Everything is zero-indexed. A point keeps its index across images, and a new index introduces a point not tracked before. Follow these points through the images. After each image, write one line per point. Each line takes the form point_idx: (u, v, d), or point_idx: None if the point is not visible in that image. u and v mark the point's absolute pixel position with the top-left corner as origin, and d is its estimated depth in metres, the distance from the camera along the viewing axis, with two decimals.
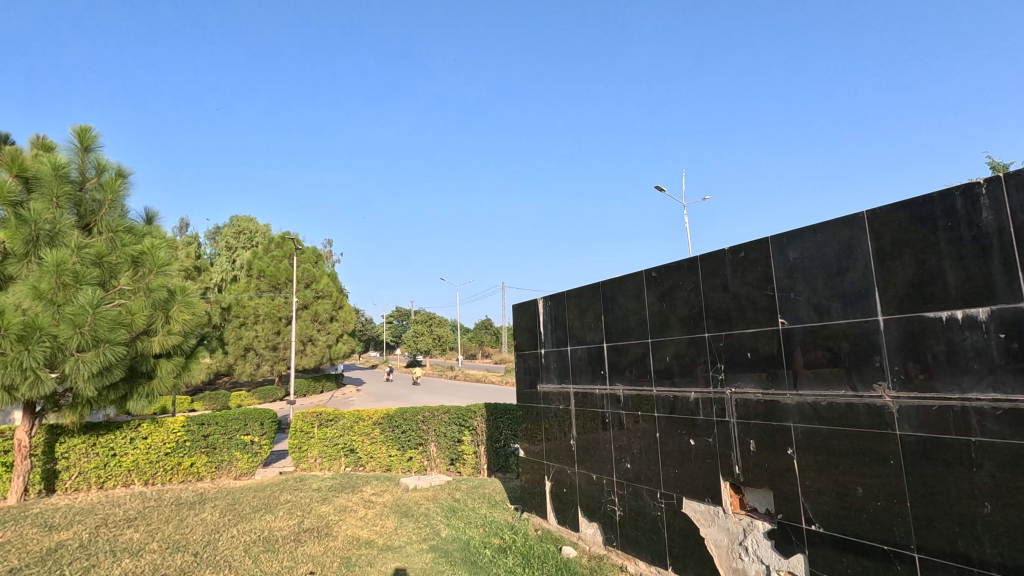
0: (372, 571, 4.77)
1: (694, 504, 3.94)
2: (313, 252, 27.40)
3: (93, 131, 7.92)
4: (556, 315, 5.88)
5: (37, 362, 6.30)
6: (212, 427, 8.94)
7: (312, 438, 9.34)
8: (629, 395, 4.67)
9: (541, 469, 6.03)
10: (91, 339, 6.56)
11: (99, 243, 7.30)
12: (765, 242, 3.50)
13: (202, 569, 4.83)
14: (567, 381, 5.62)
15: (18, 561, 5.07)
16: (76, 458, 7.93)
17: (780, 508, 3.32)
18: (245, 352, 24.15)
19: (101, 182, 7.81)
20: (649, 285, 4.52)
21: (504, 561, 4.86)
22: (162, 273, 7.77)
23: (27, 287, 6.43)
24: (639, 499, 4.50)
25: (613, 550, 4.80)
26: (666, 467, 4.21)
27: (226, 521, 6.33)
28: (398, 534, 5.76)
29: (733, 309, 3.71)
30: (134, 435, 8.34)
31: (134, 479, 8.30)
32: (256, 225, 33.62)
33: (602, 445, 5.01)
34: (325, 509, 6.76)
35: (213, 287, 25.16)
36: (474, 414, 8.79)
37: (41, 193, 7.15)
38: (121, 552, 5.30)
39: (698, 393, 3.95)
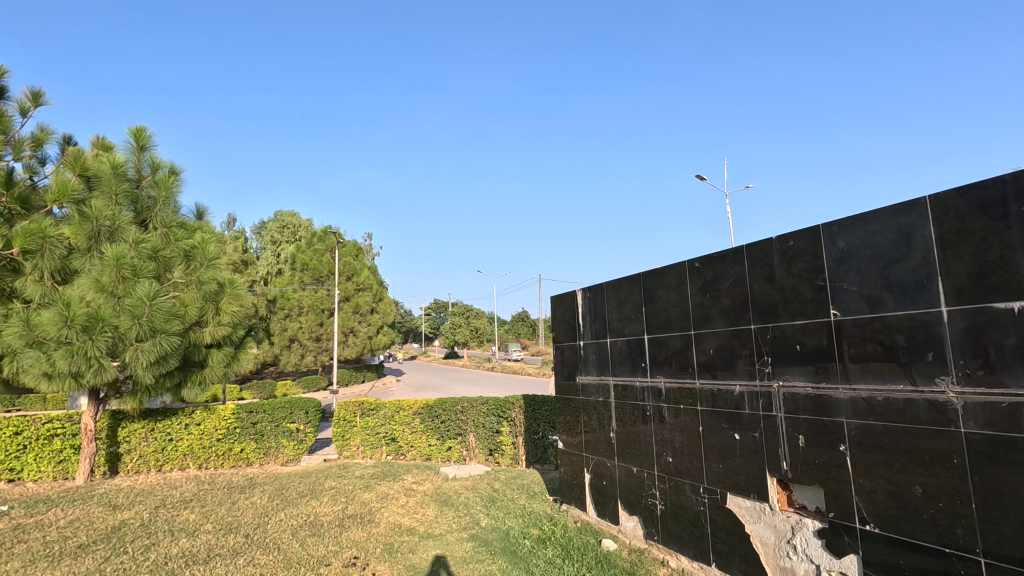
0: (413, 557, 4.86)
1: (739, 500, 3.84)
2: (354, 245, 28.07)
3: (148, 131, 8.26)
4: (596, 307, 5.81)
5: (100, 351, 6.66)
6: (260, 414, 9.25)
7: (354, 427, 9.58)
8: (671, 388, 4.58)
9: (581, 462, 6.00)
10: (148, 329, 6.89)
11: (154, 238, 7.64)
12: (814, 230, 3.36)
13: (253, 550, 5.03)
14: (607, 373, 5.56)
15: (86, 537, 5.41)
16: (137, 442, 8.41)
17: (830, 506, 3.20)
18: (290, 343, 24.95)
19: (155, 179, 8.15)
20: (691, 276, 4.41)
21: (544, 551, 4.87)
22: (212, 266, 8.07)
23: (90, 280, 6.79)
24: (681, 494, 4.42)
25: (654, 544, 4.75)
26: (709, 461, 4.12)
27: (274, 505, 6.57)
28: (438, 522, 5.85)
29: (778, 301, 3.59)
30: (189, 422, 8.73)
31: (189, 463, 8.70)
32: (298, 219, 34.60)
33: (642, 438, 4.94)
34: (367, 496, 6.93)
35: (259, 280, 26.06)
36: (512, 406, 8.79)
37: (102, 191, 7.53)
38: (178, 531, 5.58)
39: (743, 386, 3.84)
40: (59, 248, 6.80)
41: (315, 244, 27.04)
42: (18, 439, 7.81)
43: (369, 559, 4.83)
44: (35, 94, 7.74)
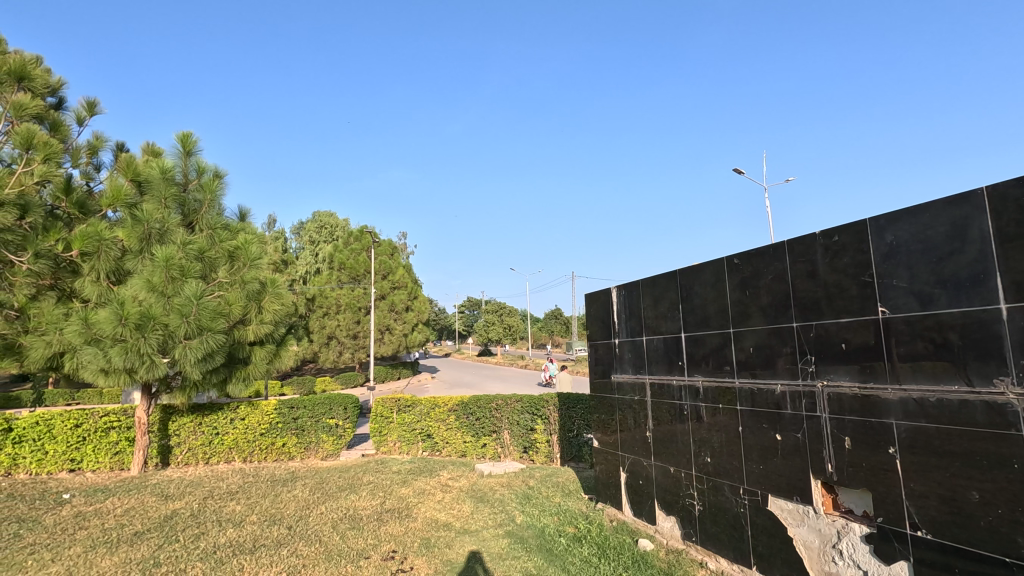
0: (450, 552, 4.92)
1: (781, 502, 3.74)
2: (389, 245, 28.53)
3: (194, 137, 8.59)
4: (631, 305, 5.75)
5: (152, 348, 6.99)
6: (301, 410, 9.48)
7: (391, 423, 9.77)
8: (709, 387, 4.50)
9: (616, 461, 5.95)
10: (196, 327, 7.18)
11: (201, 239, 7.95)
12: (861, 224, 3.24)
13: (296, 541, 5.19)
14: (643, 372, 5.49)
15: (141, 525, 5.69)
16: (186, 435, 8.78)
17: (878, 510, 3.09)
18: (328, 340, 25.57)
19: (201, 183, 8.46)
20: (730, 273, 4.31)
21: (579, 550, 4.86)
22: (254, 266, 8.34)
23: (142, 281, 7.12)
24: (719, 495, 4.34)
25: (692, 545, 4.68)
26: (750, 462, 4.02)
27: (315, 498, 6.75)
28: (474, 518, 5.91)
29: (821, 298, 3.48)
30: (234, 417, 9.05)
31: (234, 456, 9.01)
32: (336, 220, 35.35)
33: (679, 438, 4.87)
34: (405, 491, 7.05)
35: (298, 279, 26.78)
36: (547, 403, 8.79)
37: (152, 195, 7.87)
38: (225, 522, 5.80)
39: (784, 385, 3.73)
40: (113, 250, 7.16)
41: (352, 244, 27.59)
42: (78, 431, 8.28)
43: (406, 553, 4.92)
44: (90, 104, 8.13)
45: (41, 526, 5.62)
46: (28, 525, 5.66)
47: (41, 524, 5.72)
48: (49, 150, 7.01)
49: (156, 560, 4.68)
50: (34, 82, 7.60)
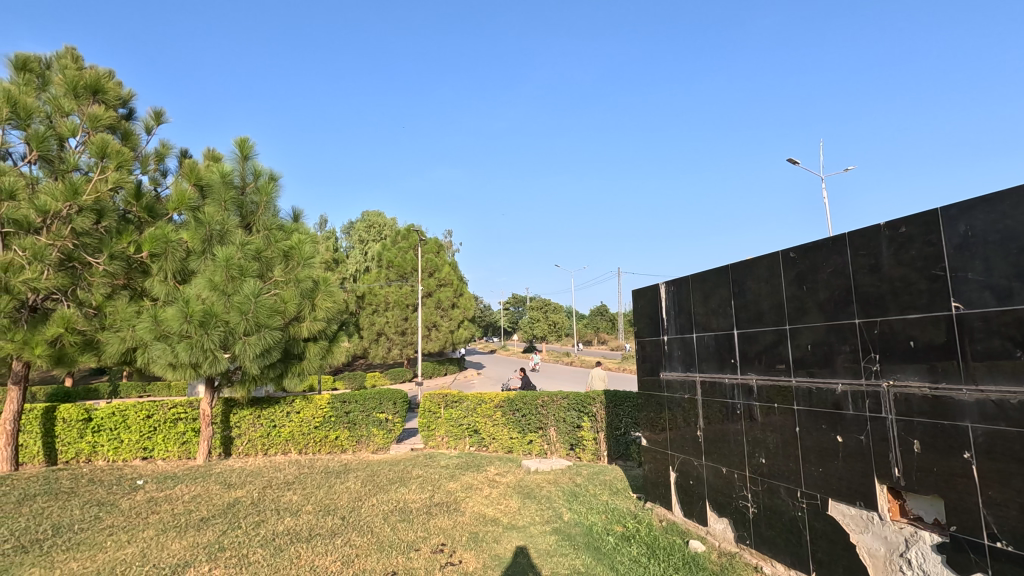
0: (498, 547, 4.96)
1: (843, 507, 3.57)
2: (436, 243, 28.93)
3: (250, 142, 8.97)
4: (680, 301, 5.61)
5: (214, 344, 7.37)
6: (352, 404, 9.73)
7: (439, 418, 9.95)
8: (763, 385, 4.34)
9: (665, 460, 5.84)
10: (254, 324, 7.52)
11: (257, 240, 8.29)
12: (930, 214, 3.04)
13: (349, 532, 5.35)
14: (693, 369, 5.36)
15: (207, 511, 6.01)
16: (246, 427, 9.23)
17: (951, 519, 2.90)
18: (378, 337, 26.23)
19: (258, 186, 8.80)
20: (785, 267, 4.14)
21: (628, 549, 4.80)
22: (308, 265, 8.61)
23: (205, 281, 7.51)
24: (775, 497, 4.19)
25: (746, 549, 4.53)
26: (808, 464, 3.86)
27: (367, 490, 6.94)
28: (521, 514, 5.93)
29: (886, 293, 3.30)
30: (290, 410, 9.41)
31: (291, 448, 9.37)
32: (384, 219, 36.14)
33: (731, 437, 4.73)
34: (453, 485, 7.16)
35: (348, 277, 27.58)
36: (594, 400, 8.70)
37: (213, 199, 8.27)
38: (283, 511, 6.05)
39: (845, 384, 3.56)
40: (179, 251, 7.61)
41: (399, 242, 28.15)
42: (149, 421, 8.83)
43: (455, 547, 4.99)
44: (157, 114, 8.62)
45: (118, 509, 6.03)
46: (107, 508, 6.09)
47: (118, 507, 6.13)
48: (120, 158, 7.49)
49: (221, 545, 4.94)
50: (107, 95, 8.11)
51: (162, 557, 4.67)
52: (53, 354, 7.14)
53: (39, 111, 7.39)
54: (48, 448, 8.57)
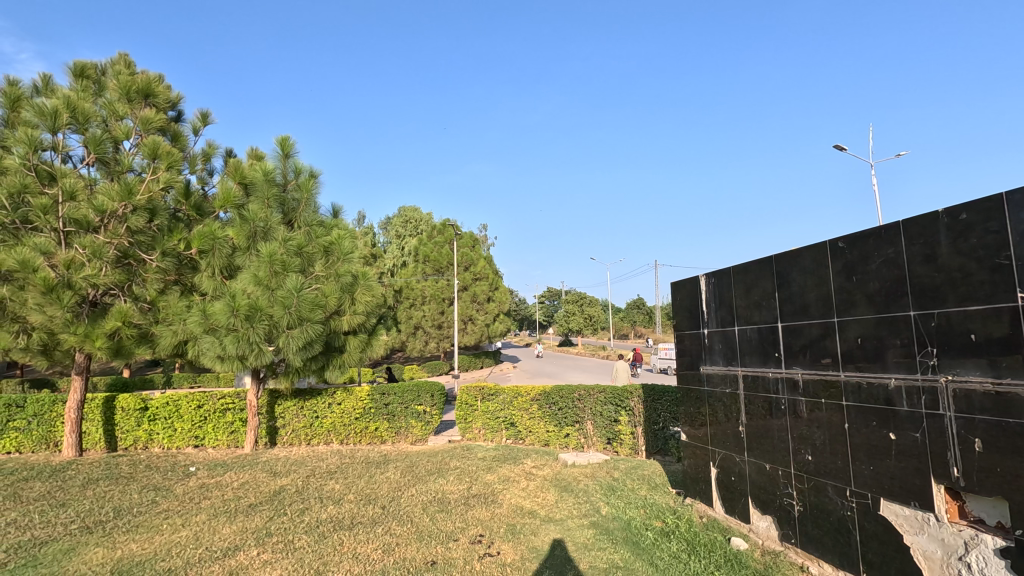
0: (535, 540, 4.98)
1: (896, 507, 3.42)
2: (471, 237, 29.09)
3: (291, 140, 9.19)
4: (721, 293, 5.47)
5: (259, 337, 7.62)
6: (391, 396, 9.89)
7: (476, 411, 10.05)
8: (809, 380, 4.20)
9: (706, 455, 5.72)
10: (297, 317, 7.74)
11: (299, 236, 8.50)
12: (992, 200, 2.86)
13: (389, 521, 5.47)
14: (735, 364, 5.22)
15: (255, 497, 6.25)
16: (290, 418, 9.54)
17: (1017, 523, 2.74)
18: (415, 330, 26.64)
19: (299, 184, 9.01)
20: (833, 257, 3.98)
21: (667, 545, 4.73)
22: (347, 260, 8.78)
23: (250, 276, 7.76)
24: (822, 495, 4.05)
25: (791, 548, 4.41)
26: (857, 462, 3.72)
27: (406, 481, 7.07)
28: (559, 507, 5.92)
29: (943, 284, 3.13)
30: (331, 401, 9.67)
31: (332, 438, 9.62)
32: (420, 213, 36.58)
33: (775, 433, 4.60)
34: (490, 477, 7.21)
35: (386, 272, 28.04)
36: (631, 395, 8.60)
37: (257, 197, 8.52)
38: (326, 499, 6.22)
39: (898, 379, 3.40)
40: (225, 247, 7.91)
41: (435, 237, 28.43)
42: (200, 411, 9.23)
43: (493, 538, 5.03)
44: (203, 115, 8.92)
45: (173, 494, 6.33)
46: (162, 493, 6.40)
47: (173, 492, 6.44)
48: (171, 158, 7.79)
49: (268, 531, 5.12)
50: (158, 98, 8.43)
51: (213, 540, 4.88)
52: (111, 346, 7.53)
53: (96, 116, 7.79)
54: (108, 435, 9.06)
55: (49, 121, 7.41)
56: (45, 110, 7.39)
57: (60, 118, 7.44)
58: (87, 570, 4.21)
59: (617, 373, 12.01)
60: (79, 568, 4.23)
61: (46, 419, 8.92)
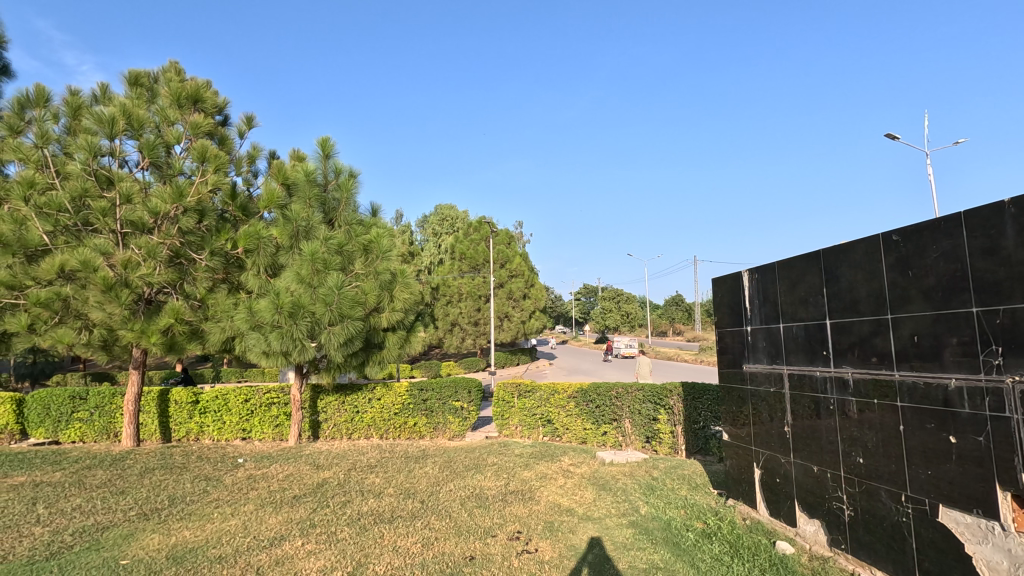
0: (574, 538, 4.95)
1: (956, 515, 3.24)
2: (507, 234, 29.15)
3: (331, 141, 9.39)
4: (765, 289, 5.30)
5: (302, 333, 7.83)
6: (429, 392, 10.00)
7: (513, 407, 10.08)
8: (859, 380, 4.02)
9: (749, 456, 5.57)
10: (338, 314, 7.93)
11: (340, 234, 8.68)
12: None
13: (428, 515, 5.54)
14: (780, 362, 5.06)
15: (299, 489, 6.44)
16: (332, 412, 9.78)
17: None
18: (452, 327, 26.91)
19: (339, 183, 9.20)
20: (886, 251, 3.79)
21: (709, 546, 4.64)
22: (385, 258, 8.91)
23: (293, 274, 7.98)
24: (874, 500, 3.89)
25: (841, 554, 4.24)
26: (913, 466, 3.54)
27: (445, 476, 7.16)
28: (597, 505, 5.88)
29: (1007, 279, 2.95)
30: (371, 396, 9.86)
31: (372, 433, 9.82)
32: (456, 211, 36.91)
33: (823, 434, 4.43)
34: (527, 474, 7.22)
35: (424, 269, 28.44)
36: (670, 393, 8.46)
37: (299, 197, 8.76)
38: (367, 492, 6.35)
39: (958, 380, 3.22)
40: (269, 247, 8.19)
41: (471, 234, 28.63)
42: (247, 404, 9.57)
43: (531, 535, 5.04)
44: (248, 119, 9.22)
45: (223, 485, 6.59)
46: (213, 483, 6.68)
47: (222, 482, 6.71)
48: (218, 161, 8.09)
49: (312, 521, 5.26)
50: (206, 104, 8.75)
51: (261, 530, 5.05)
52: (165, 342, 7.88)
53: (150, 122, 8.16)
54: (163, 426, 9.50)
55: (107, 127, 7.80)
56: (103, 117, 7.79)
57: (117, 124, 7.83)
58: (144, 554, 4.42)
59: (638, 369, 11.62)
60: (137, 553, 4.45)
61: (106, 411, 9.42)
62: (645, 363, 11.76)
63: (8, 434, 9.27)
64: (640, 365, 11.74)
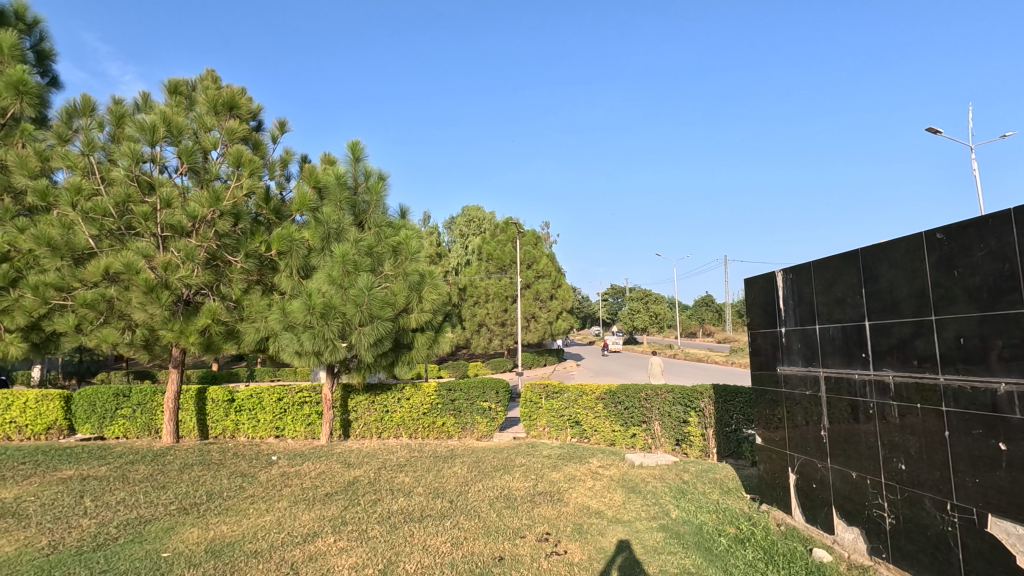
0: (603, 540, 4.92)
1: (1006, 525, 3.10)
2: (533, 234, 29.14)
3: (361, 145, 9.55)
4: (799, 289, 5.17)
5: (333, 334, 7.98)
6: (458, 392, 10.06)
7: (541, 408, 10.08)
8: (901, 383, 3.88)
9: (783, 460, 5.44)
10: (368, 315, 8.05)
11: (370, 236, 8.82)
12: None
13: (457, 515, 5.57)
14: (816, 364, 4.92)
15: (331, 487, 6.56)
16: (362, 411, 9.94)
17: None
18: (479, 327, 27.00)
19: (369, 186, 9.33)
20: (929, 250, 3.65)
21: (742, 552, 4.55)
22: (414, 259, 8.99)
23: (325, 275, 8.13)
24: (917, 508, 3.75)
25: (882, 563, 4.11)
26: (960, 474, 3.40)
27: (473, 476, 7.19)
28: (627, 508, 5.82)
29: None
30: (401, 396, 9.97)
31: (401, 432, 9.93)
32: (483, 213, 37.08)
33: (862, 439, 4.29)
34: (556, 476, 7.20)
35: (451, 271, 28.65)
36: (701, 395, 8.31)
37: (330, 200, 8.93)
38: (397, 491, 6.43)
39: (1008, 384, 3.07)
40: (301, 249, 8.38)
41: (498, 235, 28.72)
42: (280, 403, 9.79)
43: (560, 536, 5.02)
44: (281, 124, 9.44)
45: (257, 481, 6.76)
46: (248, 479, 6.85)
47: (258, 479, 6.88)
48: (252, 166, 8.31)
49: (343, 519, 5.35)
50: (241, 110, 8.98)
51: (294, 526, 5.16)
52: (202, 342, 8.14)
53: (188, 129, 8.43)
54: (201, 423, 9.79)
55: (149, 135, 8.10)
56: (144, 125, 8.09)
57: (157, 132, 8.12)
58: (184, 548, 4.58)
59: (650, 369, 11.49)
60: (178, 546, 4.60)
61: (148, 408, 9.76)
62: (657, 364, 11.55)
63: (57, 430, 9.69)
64: (652, 366, 11.58)
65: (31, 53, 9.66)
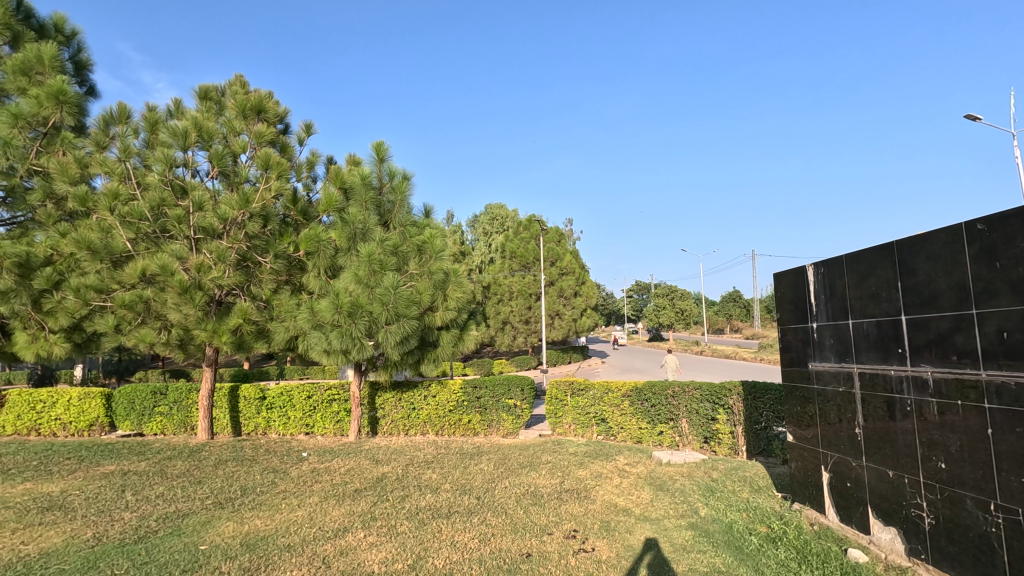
0: (631, 538, 4.89)
1: None
2: (557, 232, 29.06)
3: (385, 145, 9.65)
4: (832, 283, 5.04)
5: (360, 332, 8.10)
6: (483, 390, 10.11)
7: (566, 405, 10.06)
8: (940, 379, 3.76)
9: (816, 458, 5.31)
10: (394, 313, 8.15)
11: (395, 236, 8.93)
12: None
13: (485, 511, 5.60)
14: (849, 360, 4.80)
15: (360, 483, 6.66)
16: (389, 408, 10.06)
17: None
18: (503, 325, 27.02)
19: (394, 186, 9.42)
20: (970, 242, 3.52)
21: (774, 552, 4.47)
22: (438, 258, 9.05)
23: (351, 275, 8.25)
24: (958, 508, 3.63)
25: (921, 564, 3.99)
26: (1004, 473, 3.28)
27: (500, 473, 7.23)
28: (655, 506, 5.77)
29: None
30: (427, 393, 10.06)
31: (428, 429, 10.02)
32: (506, 211, 37.12)
33: (899, 437, 4.17)
34: (582, 473, 7.18)
35: (475, 269, 28.76)
36: (729, 392, 8.18)
37: (356, 200, 9.06)
38: (425, 487, 6.51)
39: None
40: (328, 249, 8.52)
41: (521, 233, 28.72)
42: (310, 400, 9.98)
43: (588, 534, 5.01)
44: (307, 126, 9.60)
45: (289, 477, 6.91)
46: (280, 475, 7.01)
47: (289, 475, 7.03)
48: (280, 168, 8.48)
49: (373, 515, 5.43)
50: (268, 113, 9.17)
51: (325, 521, 5.26)
52: (234, 341, 8.35)
53: (218, 133, 8.65)
54: (233, 421, 10.05)
55: (181, 140, 8.33)
56: (177, 131, 8.33)
57: (189, 137, 8.35)
58: (221, 541, 4.71)
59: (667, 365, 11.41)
60: (214, 539, 4.74)
61: (183, 406, 10.05)
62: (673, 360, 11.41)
63: (99, 427, 10.05)
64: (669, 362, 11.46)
65: (70, 63, 10.02)
